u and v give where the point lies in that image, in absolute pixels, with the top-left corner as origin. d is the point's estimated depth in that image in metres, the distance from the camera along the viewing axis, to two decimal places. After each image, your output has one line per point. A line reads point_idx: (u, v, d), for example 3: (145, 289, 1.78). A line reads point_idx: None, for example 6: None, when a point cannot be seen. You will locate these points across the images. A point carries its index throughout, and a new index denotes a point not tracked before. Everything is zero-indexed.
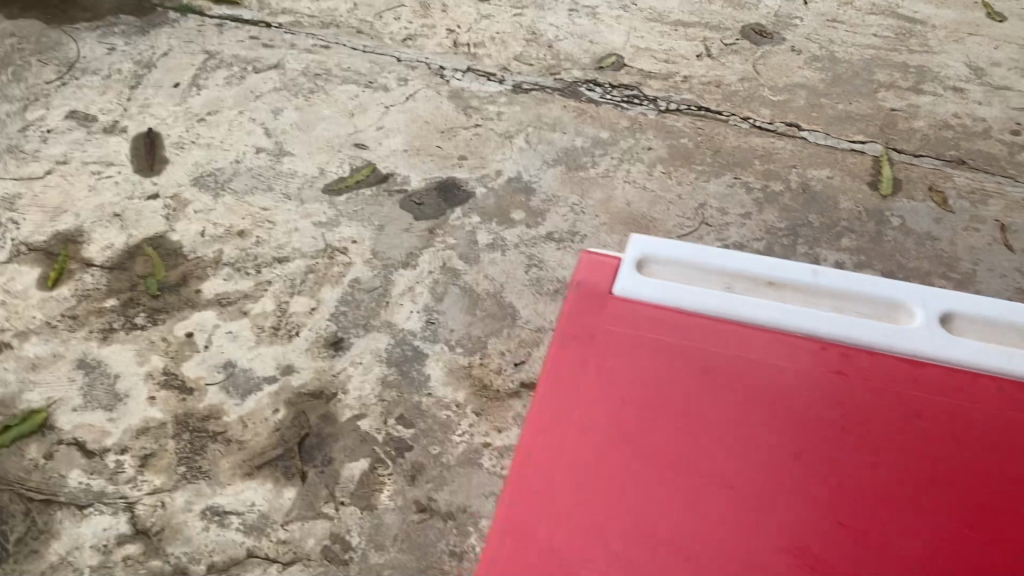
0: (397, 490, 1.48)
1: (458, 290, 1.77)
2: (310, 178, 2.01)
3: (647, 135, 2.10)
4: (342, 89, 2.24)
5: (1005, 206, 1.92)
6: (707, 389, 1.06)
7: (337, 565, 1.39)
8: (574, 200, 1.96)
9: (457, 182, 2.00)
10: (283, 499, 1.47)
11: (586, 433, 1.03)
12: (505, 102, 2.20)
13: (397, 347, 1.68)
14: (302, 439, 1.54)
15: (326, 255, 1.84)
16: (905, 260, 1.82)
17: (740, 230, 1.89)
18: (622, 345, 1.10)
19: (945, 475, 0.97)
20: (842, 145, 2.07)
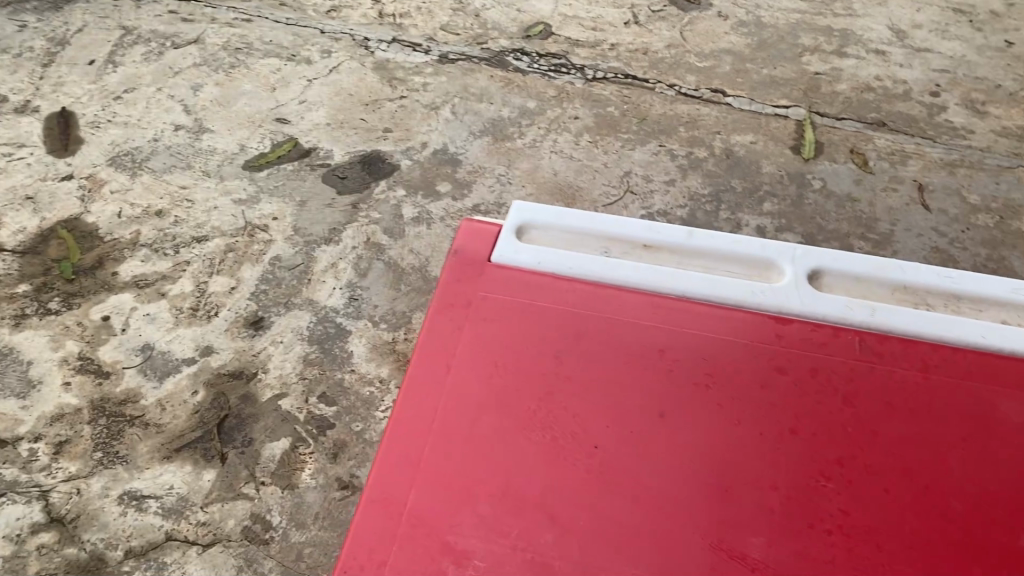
0: (318, 469, 1.27)
1: (382, 265, 1.50)
2: (230, 153, 1.68)
3: (574, 103, 1.73)
4: (263, 63, 1.85)
5: (925, 166, 1.60)
6: (636, 326, 0.79)
7: (257, 545, 1.20)
8: (499, 171, 1.63)
9: (381, 155, 1.66)
10: (203, 481, 1.26)
11: (476, 392, 0.75)
12: (431, 73, 1.81)
13: (319, 325, 1.42)
14: (221, 421, 1.32)
15: (244, 233, 1.55)
16: (825, 223, 1.53)
17: (664, 197, 1.57)
18: (518, 283, 0.83)
19: (957, 429, 0.72)
20: (765, 111, 1.71)
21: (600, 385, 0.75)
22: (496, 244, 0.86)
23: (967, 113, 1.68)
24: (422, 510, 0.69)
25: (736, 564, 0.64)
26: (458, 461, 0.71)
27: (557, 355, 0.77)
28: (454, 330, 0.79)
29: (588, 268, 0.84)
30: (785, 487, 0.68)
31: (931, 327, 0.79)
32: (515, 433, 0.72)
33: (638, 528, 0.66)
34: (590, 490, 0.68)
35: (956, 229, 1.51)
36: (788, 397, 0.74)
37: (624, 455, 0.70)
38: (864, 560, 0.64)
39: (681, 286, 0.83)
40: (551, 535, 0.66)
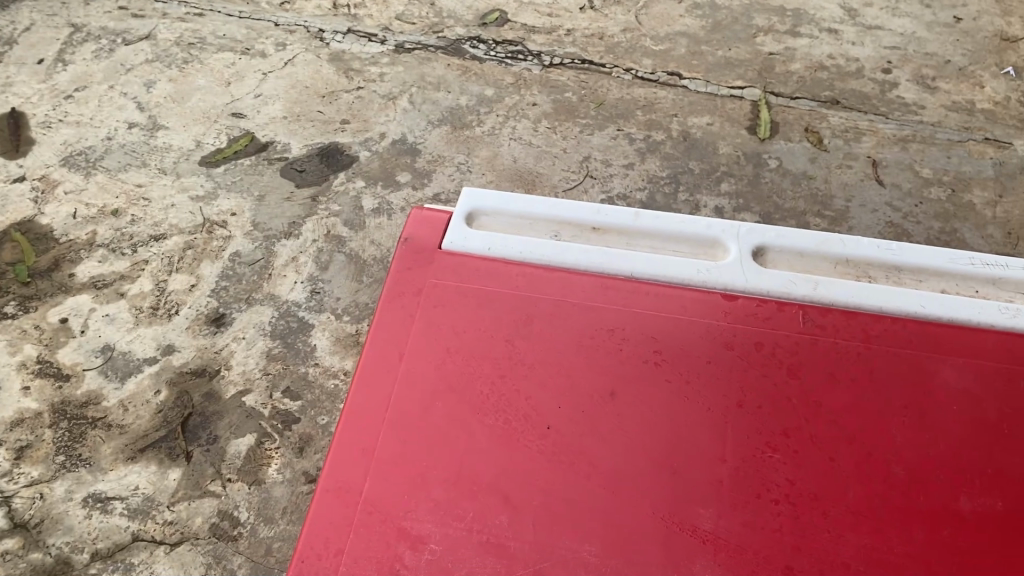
0: (285, 464, 1.22)
1: (343, 257, 1.44)
2: (186, 150, 1.62)
3: (532, 90, 1.71)
4: (217, 58, 1.79)
5: (878, 143, 1.61)
6: (586, 307, 0.80)
7: (225, 542, 1.16)
8: (459, 159, 1.60)
9: (339, 147, 1.62)
10: (168, 481, 1.22)
11: (429, 378, 0.76)
12: (388, 63, 1.77)
13: (281, 319, 1.37)
14: (185, 419, 1.27)
15: (203, 230, 1.49)
16: (782, 201, 1.53)
17: (623, 181, 1.57)
18: (467, 269, 0.83)
19: (897, 394, 0.74)
20: (721, 92, 1.70)
21: (551, 367, 0.76)
22: (446, 231, 0.86)
23: (918, 89, 1.69)
24: (377, 499, 0.70)
25: (684, 537, 0.67)
26: (412, 448, 0.72)
27: (509, 339, 0.78)
28: (406, 317, 0.80)
29: (538, 251, 0.85)
30: (731, 460, 0.71)
31: (872, 298, 0.81)
32: (468, 418, 0.73)
33: (590, 505, 0.69)
34: (542, 471, 0.70)
35: (909, 203, 1.52)
36: (732, 371, 0.76)
37: (575, 434, 0.72)
38: (807, 527, 0.67)
39: (630, 267, 0.84)
40: (505, 517, 0.69)
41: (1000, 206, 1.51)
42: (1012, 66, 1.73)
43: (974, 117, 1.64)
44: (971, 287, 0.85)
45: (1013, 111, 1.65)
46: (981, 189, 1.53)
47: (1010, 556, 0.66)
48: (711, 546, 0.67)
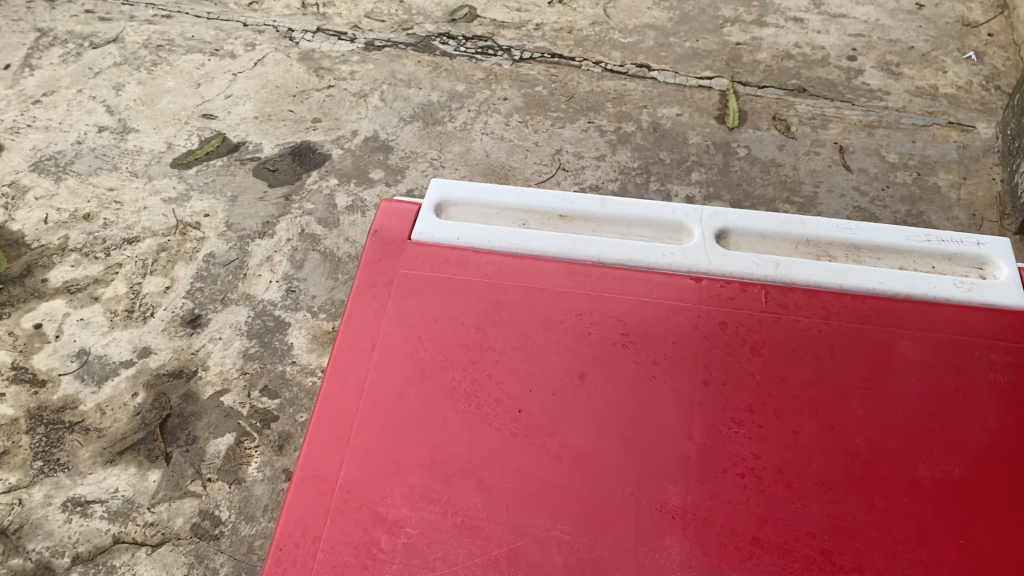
0: (265, 462, 1.21)
1: (318, 255, 1.44)
2: (157, 153, 1.62)
3: (503, 85, 1.73)
4: (186, 59, 1.79)
5: (845, 129, 1.63)
6: (554, 293, 0.82)
7: (206, 542, 1.15)
8: (432, 154, 1.61)
9: (311, 145, 1.62)
10: (148, 483, 1.20)
11: (402, 367, 0.77)
12: (358, 61, 1.77)
13: (257, 319, 1.37)
14: (164, 421, 1.26)
15: (176, 232, 1.49)
16: (752, 189, 1.55)
17: (595, 172, 1.58)
18: (438, 259, 0.84)
19: (858, 368, 0.77)
20: (689, 83, 1.72)
21: (521, 351, 0.78)
22: (415, 222, 0.87)
23: (883, 76, 1.72)
24: (352, 486, 0.72)
25: (654, 512, 0.69)
26: (386, 435, 0.74)
27: (479, 326, 0.80)
28: (377, 307, 0.81)
29: (506, 239, 0.86)
30: (698, 436, 0.73)
31: (830, 278, 0.84)
32: (441, 404, 0.75)
33: (561, 485, 0.71)
34: (515, 453, 0.72)
35: (875, 188, 1.54)
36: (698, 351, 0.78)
37: (545, 416, 0.74)
38: (773, 498, 0.70)
39: (597, 252, 0.85)
40: (479, 499, 0.70)
41: (965, 187, 1.53)
42: (974, 51, 1.76)
43: (937, 101, 1.67)
44: (928, 263, 0.87)
45: (976, 95, 1.68)
46: (946, 171, 1.56)
47: (966, 519, 0.68)
48: (680, 520, 0.69)
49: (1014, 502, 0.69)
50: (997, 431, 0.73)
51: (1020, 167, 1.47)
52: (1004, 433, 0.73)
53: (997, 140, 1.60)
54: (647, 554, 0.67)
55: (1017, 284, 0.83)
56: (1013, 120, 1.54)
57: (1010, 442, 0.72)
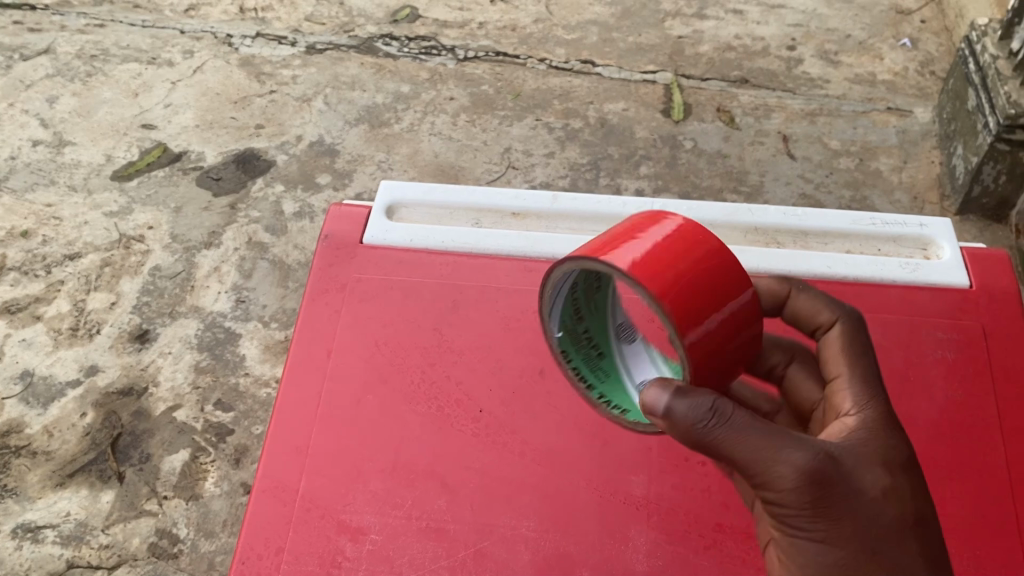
0: (222, 476, 1.18)
1: (267, 264, 1.42)
2: (96, 166, 1.57)
3: (448, 85, 1.72)
4: (121, 69, 1.74)
5: (788, 118, 1.66)
6: (509, 291, 0.81)
7: (165, 561, 1.12)
8: (380, 157, 1.60)
9: (255, 152, 1.59)
10: (102, 504, 1.16)
11: (359, 371, 0.76)
12: (300, 65, 1.75)
13: (207, 331, 1.33)
14: (115, 440, 1.22)
15: (120, 246, 1.45)
16: (699, 180, 1.56)
17: (545, 170, 1.58)
18: (390, 261, 0.83)
19: None
20: (634, 77, 1.73)
21: (479, 350, 0.77)
22: (365, 224, 0.86)
23: (822, 64, 1.75)
24: (314, 494, 0.70)
25: (620, 504, 0.69)
26: (346, 440, 0.73)
27: (437, 327, 0.79)
28: (332, 313, 0.80)
29: (459, 238, 0.85)
30: (657, 442, 0.72)
31: (781, 263, 0.85)
32: (401, 407, 0.74)
33: (526, 482, 0.70)
34: (478, 453, 0.71)
35: (820, 175, 1.56)
36: None
37: (507, 414, 0.74)
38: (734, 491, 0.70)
39: (551, 249, 0.84)
40: (444, 501, 0.69)
41: (905, 171, 1.56)
42: (908, 37, 1.80)
43: (876, 88, 1.70)
44: (874, 246, 0.89)
45: (912, 80, 1.71)
46: (887, 156, 1.59)
47: None
48: (645, 511, 0.69)
49: (964, 473, 0.72)
50: (946, 406, 0.76)
51: (957, 149, 1.51)
52: (952, 408, 0.75)
53: (934, 124, 1.63)
54: (613, 546, 0.68)
55: (960, 263, 0.85)
56: (948, 104, 1.58)
57: (956, 415, 0.75)
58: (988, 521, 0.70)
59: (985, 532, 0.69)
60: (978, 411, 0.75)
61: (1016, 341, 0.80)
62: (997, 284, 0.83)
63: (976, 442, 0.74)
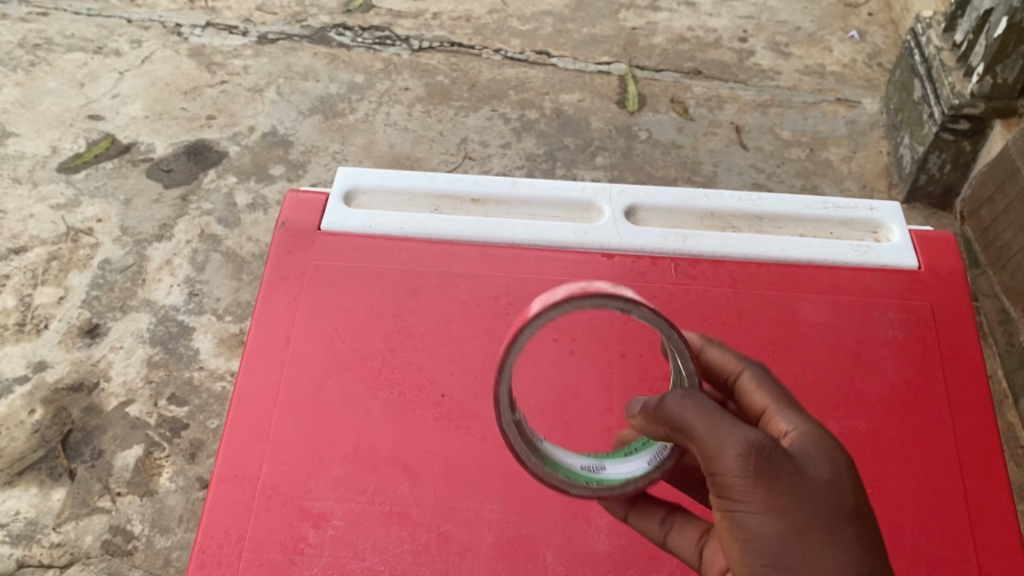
0: (177, 471, 1.17)
1: (220, 256, 1.40)
2: (40, 157, 1.53)
3: (402, 75, 1.71)
4: (67, 58, 1.70)
5: (740, 109, 1.68)
6: (470, 279, 0.74)
7: (119, 558, 1.09)
8: (335, 148, 1.58)
9: (206, 143, 1.57)
10: (52, 502, 1.14)
11: (317, 357, 0.70)
12: (251, 55, 1.72)
13: (159, 325, 1.31)
14: (65, 437, 1.19)
15: (68, 239, 1.41)
16: (654, 171, 1.58)
17: (502, 161, 1.58)
18: (348, 249, 0.76)
19: (765, 332, 0.70)
20: (589, 68, 1.74)
21: (439, 333, 0.71)
22: (324, 210, 0.78)
23: (773, 56, 1.78)
24: (274, 483, 0.64)
25: None
26: (307, 428, 0.67)
27: (397, 313, 0.72)
28: (290, 298, 0.73)
29: (420, 224, 0.77)
30: (617, 407, 0.66)
31: (735, 246, 0.75)
32: (362, 393, 0.68)
33: (490, 466, 0.65)
34: (440, 438, 0.66)
35: (771, 165, 1.59)
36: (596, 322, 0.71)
37: (471, 399, 0.68)
38: None
39: (512, 236, 0.77)
40: (407, 485, 0.64)
41: (854, 160, 1.59)
42: (856, 30, 1.83)
43: (826, 79, 1.73)
44: (826, 230, 0.80)
45: (860, 72, 1.75)
46: (837, 147, 1.62)
47: (871, 469, 0.64)
48: None
49: (913, 449, 0.65)
50: (897, 384, 0.68)
51: (904, 139, 1.54)
52: (902, 387, 0.68)
53: (881, 115, 1.67)
54: (575, 526, 0.64)
55: (909, 245, 0.76)
56: (895, 94, 1.61)
57: (908, 392, 0.68)
58: (936, 496, 0.63)
59: (931, 504, 0.63)
60: (928, 389, 0.68)
61: (966, 317, 0.72)
62: (945, 265, 0.75)
63: (927, 418, 0.67)
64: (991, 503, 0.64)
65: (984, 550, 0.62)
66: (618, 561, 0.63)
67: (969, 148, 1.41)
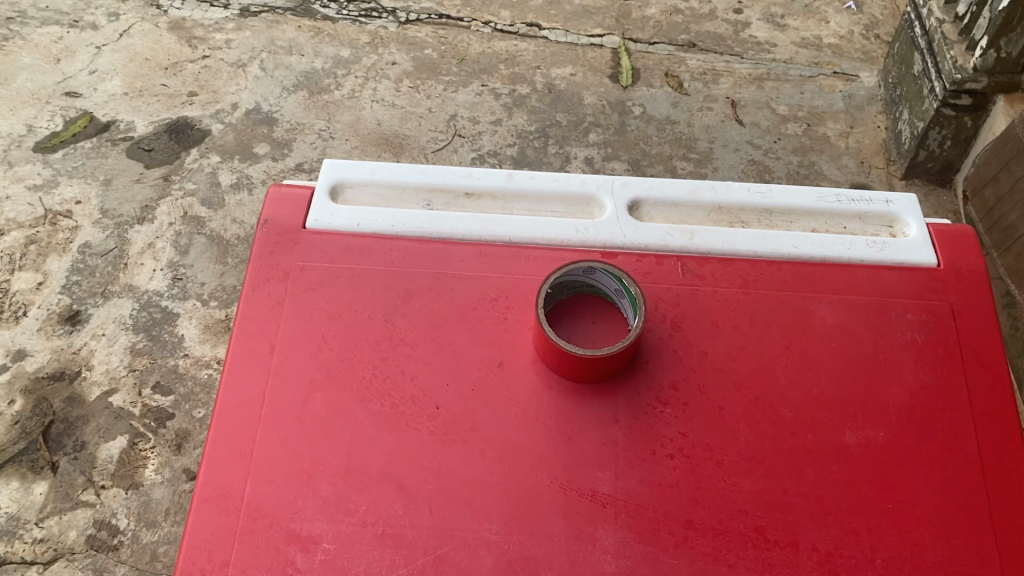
0: (163, 463, 1.13)
1: (204, 239, 1.35)
2: (13, 137, 1.47)
3: (389, 48, 1.65)
4: (41, 32, 1.64)
5: (735, 83, 1.64)
6: (466, 280, 0.69)
7: (105, 554, 1.06)
8: (321, 125, 1.53)
9: (188, 121, 1.51)
10: (34, 496, 1.10)
11: (305, 367, 0.65)
12: (233, 28, 1.66)
13: (142, 311, 1.27)
14: (47, 428, 1.16)
15: (46, 222, 1.36)
16: (649, 147, 1.53)
17: (493, 137, 1.53)
18: (336, 248, 0.71)
19: (777, 335, 0.66)
20: (581, 41, 1.69)
21: (434, 339, 0.66)
22: (308, 207, 0.73)
23: (769, 28, 1.73)
24: (259, 504, 0.60)
25: (584, 503, 0.59)
26: (294, 443, 0.62)
27: (387, 318, 0.67)
28: (274, 304, 0.68)
29: (410, 221, 0.72)
30: (624, 417, 0.62)
31: (744, 242, 0.72)
32: (351, 404, 0.63)
33: (488, 482, 0.60)
34: (436, 453, 0.61)
35: (768, 141, 1.54)
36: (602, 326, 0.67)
37: (468, 410, 0.63)
38: (706, 478, 0.60)
39: (508, 232, 0.72)
40: (402, 505, 0.59)
41: (852, 136, 1.55)
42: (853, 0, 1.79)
43: (822, 52, 1.69)
44: (838, 224, 0.75)
45: (857, 44, 1.71)
46: (834, 122, 1.57)
47: (891, 481, 0.61)
48: (611, 509, 0.59)
49: (933, 460, 0.62)
50: (916, 390, 0.65)
51: (903, 115, 1.50)
52: (921, 394, 0.64)
53: (879, 89, 1.62)
54: (579, 547, 0.58)
55: (927, 241, 0.72)
56: (894, 68, 1.57)
57: (926, 399, 0.64)
58: (960, 509, 0.60)
59: (954, 519, 0.60)
60: (948, 395, 0.65)
61: (987, 319, 0.68)
62: (966, 261, 0.71)
63: (948, 426, 0.63)
64: (1017, 516, 0.60)
65: (1009, 568, 0.58)
66: None
67: (971, 124, 1.38)
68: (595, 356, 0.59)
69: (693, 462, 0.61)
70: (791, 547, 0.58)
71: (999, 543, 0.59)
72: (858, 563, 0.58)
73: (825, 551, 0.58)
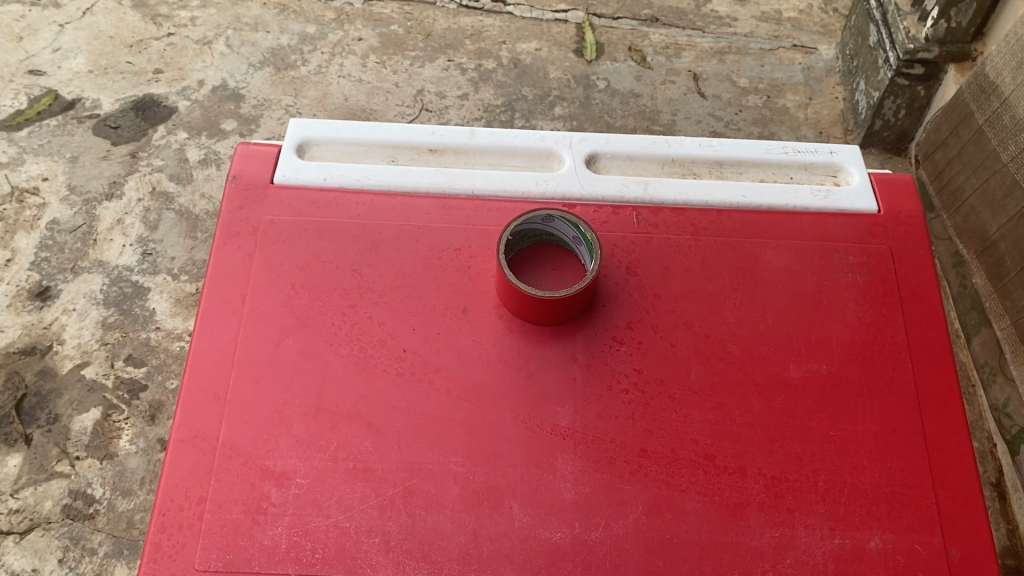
0: (137, 434, 1.14)
1: (173, 214, 1.36)
2: None
3: (355, 24, 1.66)
4: (3, 11, 1.63)
5: (697, 56, 1.67)
6: (430, 232, 0.72)
7: (81, 522, 1.08)
8: (288, 101, 1.54)
9: (155, 98, 1.52)
10: (8, 468, 1.12)
11: (276, 315, 0.67)
12: (198, 5, 1.67)
13: (112, 286, 1.28)
14: (19, 402, 1.17)
15: (13, 200, 1.37)
16: (613, 121, 1.56)
17: (460, 113, 1.55)
18: (304, 202, 0.73)
19: (726, 279, 0.70)
20: (546, 16, 1.71)
21: (400, 287, 0.69)
22: (276, 163, 0.75)
23: (730, 3, 1.76)
24: (234, 444, 0.62)
25: (545, 435, 0.63)
26: (266, 386, 0.64)
27: (355, 269, 0.70)
28: (245, 256, 0.70)
29: (375, 175, 0.75)
30: (582, 356, 0.66)
31: (696, 193, 0.75)
32: (321, 349, 0.66)
33: (453, 418, 0.63)
34: (403, 393, 0.64)
35: (729, 112, 1.58)
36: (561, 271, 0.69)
37: (434, 353, 0.66)
38: (659, 410, 0.64)
39: (471, 186, 0.75)
40: (372, 441, 0.62)
41: (810, 107, 1.59)
42: None
43: (782, 25, 1.73)
44: (785, 175, 0.79)
45: (816, 18, 1.74)
46: (793, 93, 1.61)
47: (833, 410, 0.65)
48: (571, 441, 0.63)
49: (872, 390, 0.66)
50: (857, 327, 0.69)
51: (859, 85, 1.54)
52: (862, 330, 0.68)
53: (837, 61, 1.67)
54: (540, 476, 0.61)
55: (868, 189, 0.76)
56: (850, 40, 1.61)
57: (867, 335, 0.68)
58: (897, 436, 0.64)
59: (890, 445, 0.64)
60: (887, 331, 0.69)
61: (923, 261, 0.72)
62: (905, 208, 0.75)
63: (886, 361, 0.67)
64: (949, 440, 0.64)
65: (943, 487, 0.63)
66: (584, 510, 0.60)
67: (923, 94, 1.42)
68: (554, 297, 0.62)
69: (647, 397, 0.64)
70: (739, 473, 0.62)
71: (932, 465, 0.63)
72: (801, 487, 0.62)
73: (771, 476, 0.62)
